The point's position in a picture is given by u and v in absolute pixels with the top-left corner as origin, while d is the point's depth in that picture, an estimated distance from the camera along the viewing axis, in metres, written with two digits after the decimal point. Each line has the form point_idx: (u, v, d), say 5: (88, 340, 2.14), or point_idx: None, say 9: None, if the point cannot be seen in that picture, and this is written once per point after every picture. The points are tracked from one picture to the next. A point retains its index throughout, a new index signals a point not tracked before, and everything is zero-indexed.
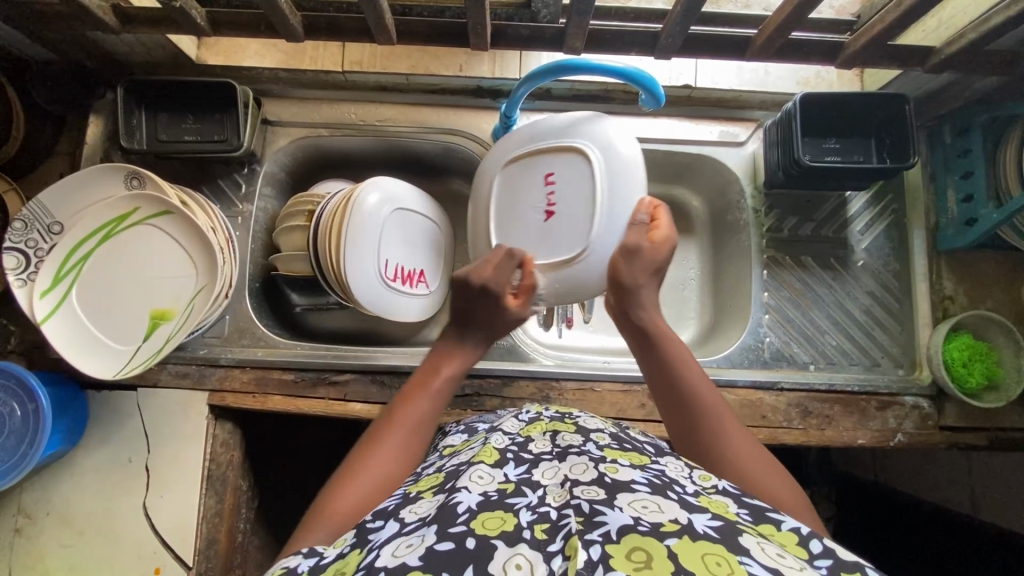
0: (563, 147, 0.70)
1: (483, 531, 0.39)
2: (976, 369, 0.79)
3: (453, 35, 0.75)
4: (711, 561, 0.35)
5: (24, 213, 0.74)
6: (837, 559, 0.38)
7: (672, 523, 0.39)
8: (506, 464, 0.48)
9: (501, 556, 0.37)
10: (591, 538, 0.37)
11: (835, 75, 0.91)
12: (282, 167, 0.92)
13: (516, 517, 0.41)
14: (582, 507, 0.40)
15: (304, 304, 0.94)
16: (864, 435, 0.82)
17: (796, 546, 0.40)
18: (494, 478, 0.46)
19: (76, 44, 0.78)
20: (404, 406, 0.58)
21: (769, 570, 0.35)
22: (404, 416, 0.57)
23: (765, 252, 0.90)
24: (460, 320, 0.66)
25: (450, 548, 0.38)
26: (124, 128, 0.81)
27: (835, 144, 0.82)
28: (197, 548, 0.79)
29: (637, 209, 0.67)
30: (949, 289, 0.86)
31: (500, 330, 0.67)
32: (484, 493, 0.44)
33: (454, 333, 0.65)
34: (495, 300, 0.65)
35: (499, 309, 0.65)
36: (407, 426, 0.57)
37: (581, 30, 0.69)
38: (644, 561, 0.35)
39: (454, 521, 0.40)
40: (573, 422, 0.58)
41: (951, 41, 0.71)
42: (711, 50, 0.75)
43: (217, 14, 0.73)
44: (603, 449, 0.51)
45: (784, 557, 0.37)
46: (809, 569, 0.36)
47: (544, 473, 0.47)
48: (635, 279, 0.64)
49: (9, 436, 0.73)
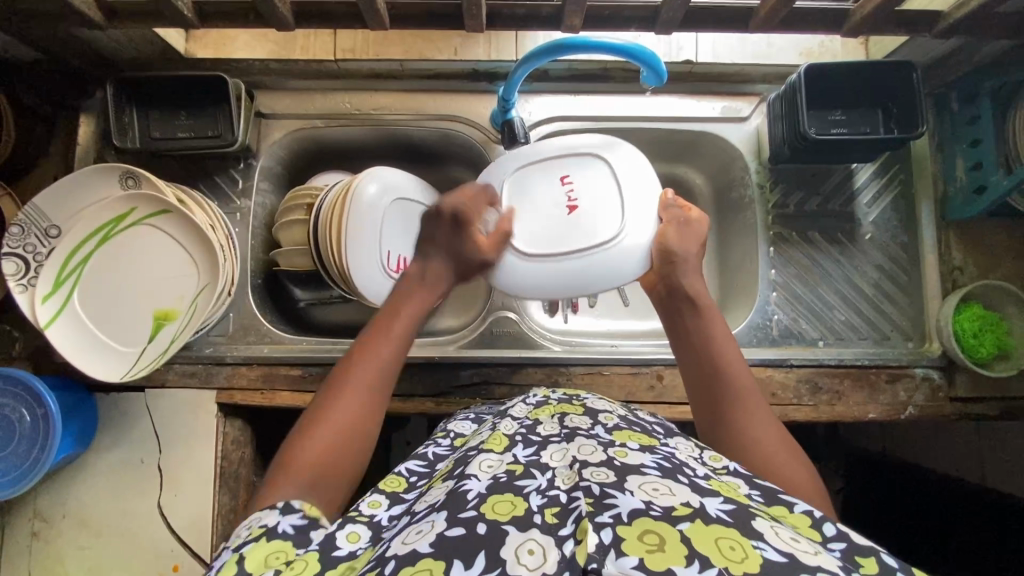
0: (589, 153, 0.71)
1: (493, 516, 0.39)
2: (988, 339, 0.78)
3: (447, 18, 0.72)
4: (725, 546, 0.35)
5: (20, 217, 0.73)
6: (851, 543, 0.38)
7: (684, 506, 0.38)
8: (514, 448, 0.49)
9: (512, 541, 0.37)
10: (602, 521, 0.37)
11: (839, 46, 0.89)
12: (278, 161, 0.91)
13: (527, 501, 0.41)
14: (593, 488, 0.40)
15: (309, 299, 0.95)
16: (875, 409, 0.82)
17: (809, 528, 0.40)
18: (503, 462, 0.46)
19: (61, 41, 0.76)
20: (362, 352, 0.60)
21: (785, 554, 0.35)
22: (360, 363, 0.59)
23: (771, 229, 0.88)
24: (423, 247, 0.67)
25: (460, 533, 0.38)
26: (116, 126, 0.80)
27: (842, 116, 0.80)
28: (214, 545, 0.79)
29: (663, 197, 0.69)
30: (958, 260, 0.84)
31: (464, 262, 0.67)
32: (494, 477, 0.44)
33: (416, 265, 0.67)
34: (454, 223, 0.66)
35: (462, 235, 0.66)
36: (369, 373, 0.59)
37: (579, 6, 0.67)
38: (657, 543, 0.35)
39: (464, 507, 0.40)
40: (581, 404, 0.58)
41: (960, 5, 0.69)
42: (713, 23, 0.73)
43: (204, 6, 0.70)
44: (611, 431, 0.51)
45: (799, 541, 0.37)
46: (824, 553, 0.36)
47: (553, 455, 0.47)
48: (686, 247, 0.66)
49: (19, 442, 0.73)
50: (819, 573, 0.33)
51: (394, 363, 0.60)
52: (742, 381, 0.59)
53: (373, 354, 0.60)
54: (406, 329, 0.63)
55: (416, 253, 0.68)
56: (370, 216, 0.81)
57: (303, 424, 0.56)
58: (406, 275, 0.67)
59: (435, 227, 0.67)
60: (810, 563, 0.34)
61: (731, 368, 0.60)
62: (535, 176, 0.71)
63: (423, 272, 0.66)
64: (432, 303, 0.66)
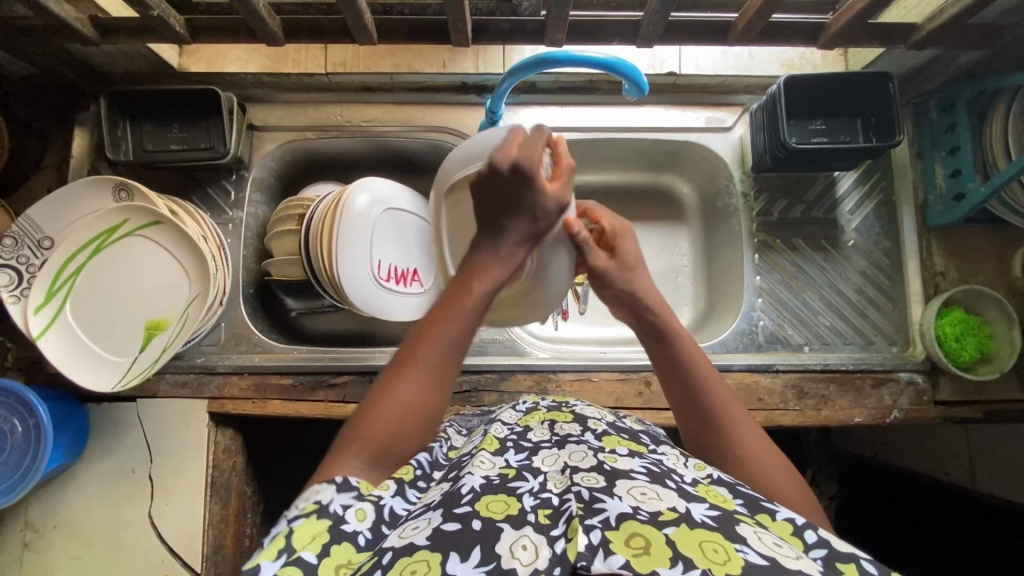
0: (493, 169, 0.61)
1: (488, 513, 0.40)
2: (969, 344, 0.80)
3: (434, 32, 0.74)
4: (709, 549, 0.35)
5: (13, 229, 0.74)
6: (832, 550, 0.39)
7: (670, 511, 0.39)
8: (506, 451, 0.49)
9: (506, 537, 0.38)
10: (591, 523, 0.38)
11: (819, 57, 0.91)
12: (270, 172, 0.92)
13: (519, 501, 0.42)
14: (583, 493, 0.41)
15: (299, 308, 0.92)
16: (860, 413, 0.82)
17: (792, 537, 0.40)
18: (496, 464, 0.47)
19: (56, 56, 0.77)
20: (434, 321, 0.54)
21: (767, 557, 0.35)
22: (429, 337, 0.53)
23: (755, 236, 0.90)
24: (488, 217, 0.55)
25: (456, 528, 0.39)
26: (109, 140, 0.81)
27: (821, 126, 0.82)
28: (205, 554, 0.79)
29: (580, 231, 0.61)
30: (939, 265, 0.86)
31: (540, 221, 0.56)
32: (487, 477, 0.45)
33: (482, 238, 0.56)
34: (525, 180, 0.54)
35: (535, 192, 0.55)
36: (438, 346, 0.53)
37: (562, 21, 0.69)
38: (643, 547, 0.35)
39: (459, 503, 0.41)
40: (570, 411, 0.59)
41: (932, 18, 0.71)
42: (693, 36, 0.75)
43: (195, 22, 0.72)
44: (601, 437, 0.51)
45: (782, 546, 0.37)
46: (805, 558, 0.37)
47: (544, 460, 0.48)
48: (629, 285, 0.64)
49: (11, 452, 0.73)
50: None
51: (464, 343, 0.54)
52: (721, 397, 0.58)
53: (445, 326, 0.54)
54: (484, 298, 0.55)
55: (478, 226, 0.56)
56: (359, 226, 0.82)
57: (369, 392, 0.53)
58: (473, 244, 0.57)
59: (498, 186, 0.54)
60: (790, 566, 0.35)
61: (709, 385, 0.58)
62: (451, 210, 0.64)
63: (491, 240, 0.56)
64: (505, 276, 0.56)
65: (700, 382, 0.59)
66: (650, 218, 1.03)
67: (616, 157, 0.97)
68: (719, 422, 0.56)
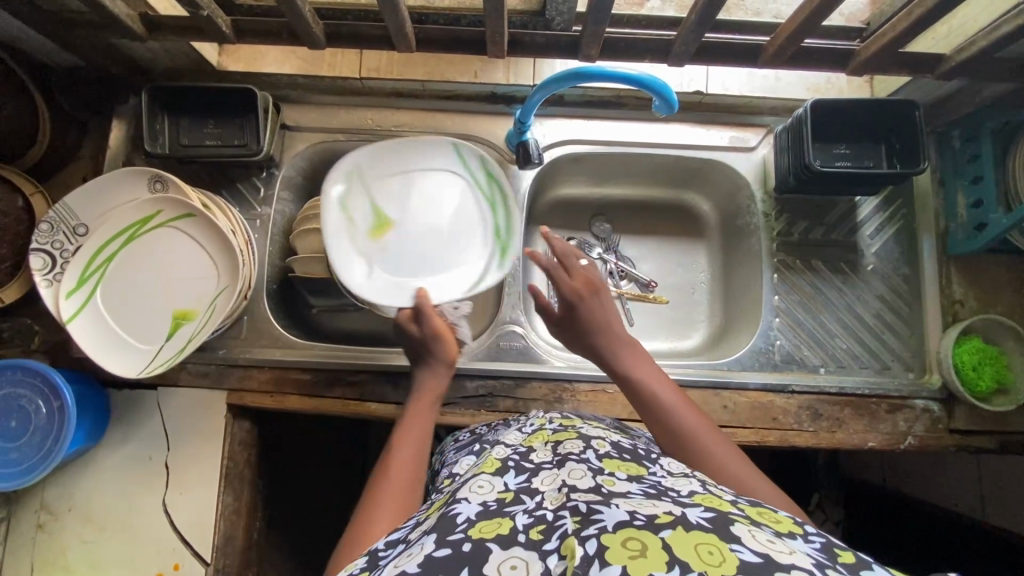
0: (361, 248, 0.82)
1: (479, 535, 0.41)
2: (987, 373, 0.79)
3: (470, 43, 0.76)
4: (703, 551, 0.35)
5: (51, 214, 0.76)
6: (831, 540, 0.39)
7: (667, 515, 0.40)
8: (506, 473, 0.50)
9: (495, 558, 0.38)
10: (587, 533, 0.38)
11: (845, 82, 0.92)
12: (299, 171, 0.94)
13: (512, 521, 0.42)
14: (579, 507, 0.42)
15: (320, 307, 0.97)
16: (875, 438, 0.83)
17: (790, 522, 0.42)
18: (494, 488, 0.48)
19: (101, 50, 0.80)
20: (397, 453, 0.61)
21: (760, 555, 0.35)
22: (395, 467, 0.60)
23: (775, 256, 0.90)
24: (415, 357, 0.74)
25: (446, 553, 0.39)
26: (148, 132, 0.83)
27: (845, 150, 0.83)
28: (216, 545, 0.80)
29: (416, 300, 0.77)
30: (959, 293, 0.86)
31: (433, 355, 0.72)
32: (483, 503, 0.46)
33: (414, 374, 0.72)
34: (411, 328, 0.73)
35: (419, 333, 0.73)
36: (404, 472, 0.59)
37: (597, 37, 0.70)
38: (639, 549, 0.36)
39: (453, 529, 0.42)
40: (576, 431, 0.58)
41: (961, 50, 0.72)
42: (724, 57, 0.76)
43: (240, 22, 0.74)
44: (602, 457, 0.51)
45: (775, 543, 0.37)
46: (800, 553, 0.36)
47: (544, 480, 0.48)
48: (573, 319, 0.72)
49: (34, 432, 0.75)
50: (793, 570, 0.34)
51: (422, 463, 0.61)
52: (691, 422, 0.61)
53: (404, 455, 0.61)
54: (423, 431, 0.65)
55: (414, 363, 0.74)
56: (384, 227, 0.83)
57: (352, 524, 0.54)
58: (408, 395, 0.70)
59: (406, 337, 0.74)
60: (785, 562, 0.34)
61: (679, 410, 0.62)
62: (388, 200, 0.84)
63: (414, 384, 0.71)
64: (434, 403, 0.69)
65: (667, 401, 0.63)
66: (670, 234, 1.04)
67: (639, 172, 0.99)
68: (695, 442, 0.59)
